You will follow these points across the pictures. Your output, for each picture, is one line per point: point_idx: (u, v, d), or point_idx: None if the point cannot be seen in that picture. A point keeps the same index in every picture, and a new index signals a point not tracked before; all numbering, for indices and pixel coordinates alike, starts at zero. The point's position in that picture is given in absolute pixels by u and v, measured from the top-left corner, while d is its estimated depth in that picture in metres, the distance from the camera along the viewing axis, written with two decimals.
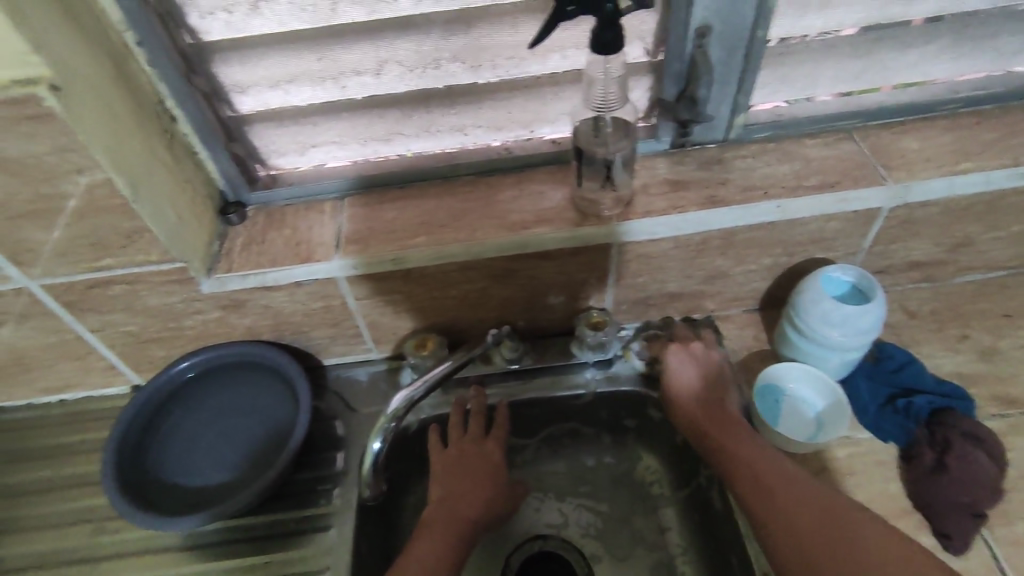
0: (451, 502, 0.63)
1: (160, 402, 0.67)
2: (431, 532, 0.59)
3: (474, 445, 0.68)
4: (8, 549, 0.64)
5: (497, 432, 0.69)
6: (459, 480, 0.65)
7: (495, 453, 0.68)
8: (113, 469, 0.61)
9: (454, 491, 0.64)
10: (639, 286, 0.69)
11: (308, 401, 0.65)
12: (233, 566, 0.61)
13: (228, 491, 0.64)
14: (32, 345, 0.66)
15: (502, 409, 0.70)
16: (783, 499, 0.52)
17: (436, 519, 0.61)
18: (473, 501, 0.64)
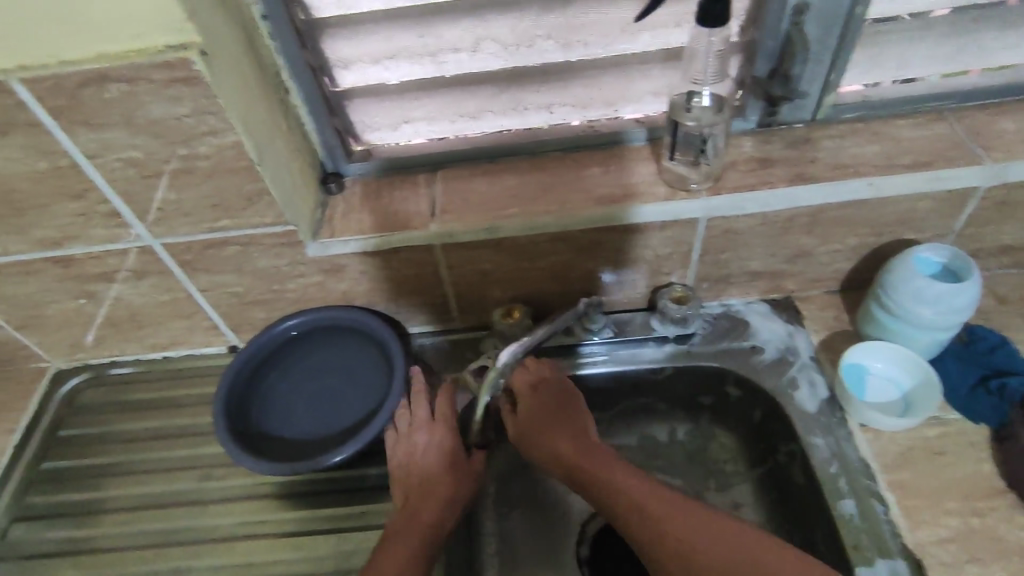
0: (418, 502, 0.61)
1: (265, 356, 0.71)
2: (397, 541, 0.58)
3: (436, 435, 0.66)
4: (123, 489, 0.69)
5: (446, 421, 0.68)
6: (421, 475, 0.64)
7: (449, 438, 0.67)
8: (224, 420, 0.66)
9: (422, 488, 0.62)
10: (722, 263, 0.70)
11: (402, 370, 0.67)
12: (330, 514, 0.65)
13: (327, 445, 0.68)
14: (145, 302, 0.71)
15: (447, 399, 0.69)
16: (651, 506, 0.56)
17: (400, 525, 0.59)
18: (440, 496, 0.62)
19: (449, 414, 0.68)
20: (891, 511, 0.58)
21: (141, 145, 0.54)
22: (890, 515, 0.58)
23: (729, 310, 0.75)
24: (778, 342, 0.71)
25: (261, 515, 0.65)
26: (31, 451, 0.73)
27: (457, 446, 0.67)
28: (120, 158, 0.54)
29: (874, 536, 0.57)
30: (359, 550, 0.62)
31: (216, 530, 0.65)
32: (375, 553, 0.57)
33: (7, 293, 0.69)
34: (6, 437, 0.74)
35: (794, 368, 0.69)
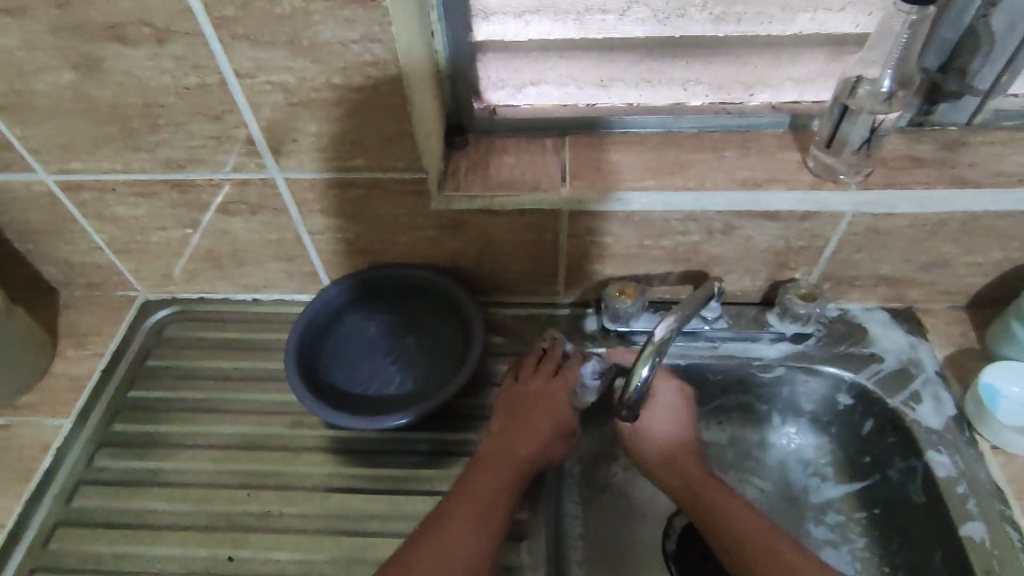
0: (474, 500, 0.57)
1: (332, 312, 0.68)
2: (444, 539, 0.54)
3: (527, 428, 0.64)
4: (210, 427, 0.67)
5: (538, 412, 0.65)
6: (491, 472, 0.60)
7: (535, 436, 0.64)
8: (296, 362, 0.63)
9: (486, 488, 0.58)
10: (853, 262, 0.67)
11: (481, 326, 0.65)
12: (422, 475, 0.63)
13: (394, 404, 0.65)
14: (251, 239, 0.69)
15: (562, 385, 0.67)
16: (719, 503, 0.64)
17: (453, 520, 0.56)
18: (504, 504, 0.58)
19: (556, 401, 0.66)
20: None
21: (297, 68, 0.52)
22: None
23: (846, 314, 0.72)
24: (900, 352, 0.68)
25: (354, 469, 0.63)
26: (117, 378, 0.71)
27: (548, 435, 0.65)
28: (272, 80, 0.53)
29: (1009, 563, 0.54)
30: None
31: (308, 479, 0.63)
32: (430, 527, 0.56)
33: (116, 214, 0.67)
34: (93, 361, 0.72)
35: (917, 381, 0.66)
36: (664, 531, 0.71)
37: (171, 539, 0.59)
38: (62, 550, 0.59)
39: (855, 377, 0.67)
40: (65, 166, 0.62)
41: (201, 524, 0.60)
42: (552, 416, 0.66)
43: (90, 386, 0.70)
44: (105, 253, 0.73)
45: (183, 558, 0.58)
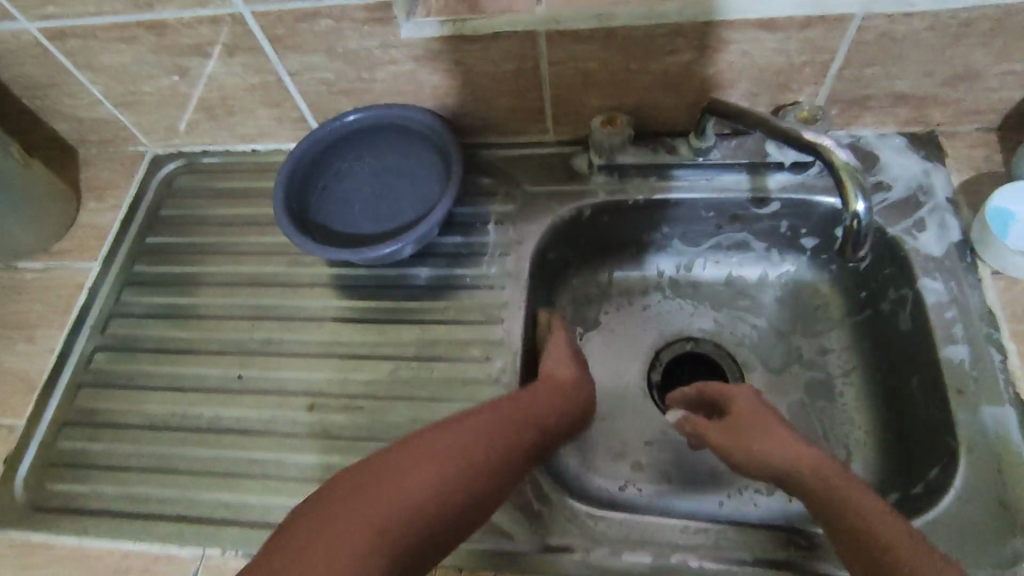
0: (445, 455, 0.46)
1: (321, 153, 0.69)
2: (382, 497, 0.41)
3: (531, 401, 0.55)
4: (221, 267, 0.72)
5: (549, 399, 0.56)
6: (472, 428, 0.50)
7: (532, 418, 0.54)
8: (284, 198, 0.65)
9: (467, 440, 0.48)
10: (864, 79, 0.61)
11: (458, 172, 0.64)
12: (407, 308, 0.66)
13: (377, 241, 0.67)
14: (236, 84, 0.70)
15: (580, 385, 0.60)
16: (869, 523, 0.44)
17: (406, 467, 0.44)
18: (480, 482, 0.47)
19: (571, 395, 0.59)
20: (1010, 360, 0.54)
21: None
22: (1007, 364, 0.54)
23: (857, 142, 0.66)
24: (910, 179, 0.63)
25: (348, 302, 0.67)
26: (135, 226, 0.77)
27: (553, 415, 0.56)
28: None
29: (985, 382, 0.53)
30: (440, 340, 0.63)
31: (306, 310, 0.68)
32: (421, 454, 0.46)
33: (104, 63, 0.68)
34: (112, 213, 0.77)
35: (924, 209, 0.62)
36: (651, 363, 0.72)
37: (189, 362, 0.66)
38: (100, 369, 0.67)
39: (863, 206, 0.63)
40: (44, 12, 0.62)
41: (215, 349, 0.67)
42: (564, 402, 0.58)
43: (112, 234, 0.76)
44: (107, 107, 0.75)
45: (202, 377, 0.65)
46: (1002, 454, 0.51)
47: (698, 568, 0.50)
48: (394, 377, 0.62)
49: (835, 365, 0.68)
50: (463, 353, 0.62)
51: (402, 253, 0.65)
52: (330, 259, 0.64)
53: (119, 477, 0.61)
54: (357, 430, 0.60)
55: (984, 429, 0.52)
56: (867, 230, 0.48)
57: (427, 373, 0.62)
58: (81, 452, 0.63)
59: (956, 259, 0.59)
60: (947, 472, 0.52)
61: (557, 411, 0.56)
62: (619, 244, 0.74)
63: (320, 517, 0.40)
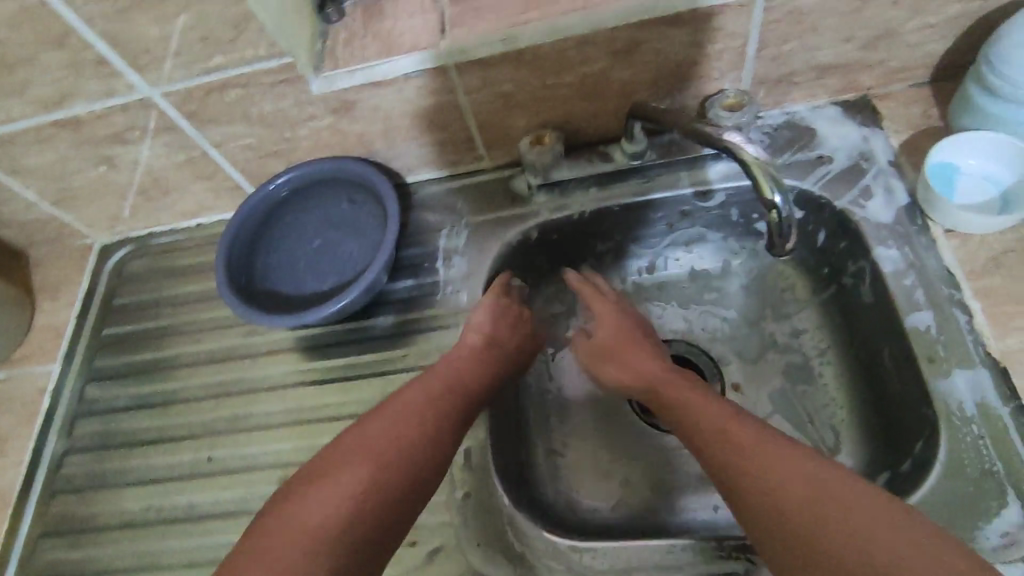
0: (370, 451, 0.49)
1: (259, 219, 0.68)
2: (309, 513, 0.44)
3: (449, 371, 0.57)
4: (179, 348, 0.71)
5: (471, 365, 0.58)
6: (390, 416, 0.52)
7: (454, 386, 0.56)
8: (226, 272, 0.64)
9: (385, 429, 0.50)
10: (784, 57, 0.59)
11: (395, 217, 0.63)
12: (367, 360, 0.65)
13: (326, 298, 0.66)
14: (164, 164, 0.69)
15: (499, 330, 0.61)
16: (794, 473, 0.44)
17: (339, 463, 0.48)
18: (410, 468, 0.49)
19: (489, 348, 0.60)
20: (975, 319, 0.52)
21: None
22: (974, 324, 0.52)
23: (793, 118, 0.65)
24: (851, 148, 0.62)
25: (309, 363, 0.66)
26: (91, 320, 0.76)
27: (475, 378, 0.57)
28: None
29: (954, 346, 0.52)
30: None
31: (268, 378, 0.66)
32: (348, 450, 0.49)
33: (30, 166, 0.68)
34: (66, 311, 0.77)
35: (869, 176, 0.61)
36: None
37: (159, 451, 0.65)
38: (72, 473, 0.66)
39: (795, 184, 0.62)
40: None
41: (183, 433, 0.66)
42: (483, 360, 0.59)
43: (68, 332, 0.75)
44: (43, 207, 0.74)
45: (172, 464, 0.64)
46: (981, 418, 0.49)
47: None
48: None
49: (810, 346, 0.67)
50: None
51: (352, 307, 0.64)
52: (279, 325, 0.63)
53: None
54: None
55: (959, 396, 0.50)
56: (789, 222, 0.48)
57: None
58: (62, 561, 0.62)
59: (910, 227, 0.57)
60: (930, 444, 0.51)
61: (477, 372, 0.58)
62: (575, 258, 0.73)
63: (258, 532, 0.44)
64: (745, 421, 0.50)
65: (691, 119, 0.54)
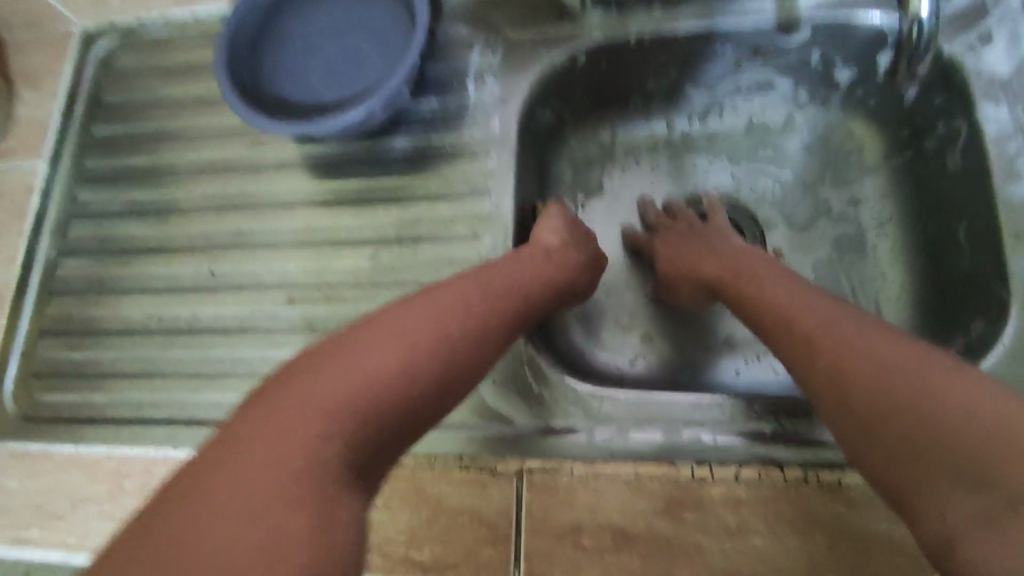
0: (410, 333, 0.40)
1: (264, 13, 0.59)
2: (336, 378, 0.36)
3: (508, 269, 0.49)
4: (175, 155, 0.65)
5: (533, 267, 0.50)
6: (440, 301, 0.43)
7: (507, 287, 0.47)
8: (226, 66, 0.56)
9: (432, 313, 0.42)
10: None
11: (424, 10, 0.54)
12: (383, 184, 0.59)
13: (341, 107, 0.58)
14: None
15: (570, 252, 0.54)
16: (888, 364, 0.36)
17: (364, 345, 0.38)
18: (450, 359, 0.40)
19: (560, 264, 0.52)
20: None
21: None
22: None
23: None
24: None
25: (319, 183, 0.60)
26: (78, 116, 0.68)
27: (532, 283, 0.49)
28: None
29: None
30: (422, 220, 0.57)
31: (272, 196, 0.61)
32: (370, 333, 0.39)
33: None
34: (50, 103, 0.69)
35: (991, 17, 0.51)
36: None
37: (159, 262, 0.62)
38: (68, 276, 0.63)
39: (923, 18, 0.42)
40: None
41: (184, 247, 0.61)
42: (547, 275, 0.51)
43: (54, 127, 0.68)
44: None
45: (172, 277, 0.61)
46: None
47: (712, 446, 0.47)
48: (374, 262, 0.57)
49: (869, 217, 0.61)
50: (449, 231, 0.56)
51: (369, 120, 0.56)
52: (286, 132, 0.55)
53: (105, 384, 0.59)
54: (341, 322, 0.56)
55: None
56: None
57: (411, 256, 0.56)
58: (64, 362, 0.60)
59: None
60: (993, 327, 0.47)
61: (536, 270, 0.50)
62: (622, 95, 0.64)
63: (252, 415, 0.35)
64: (817, 310, 0.43)
65: None
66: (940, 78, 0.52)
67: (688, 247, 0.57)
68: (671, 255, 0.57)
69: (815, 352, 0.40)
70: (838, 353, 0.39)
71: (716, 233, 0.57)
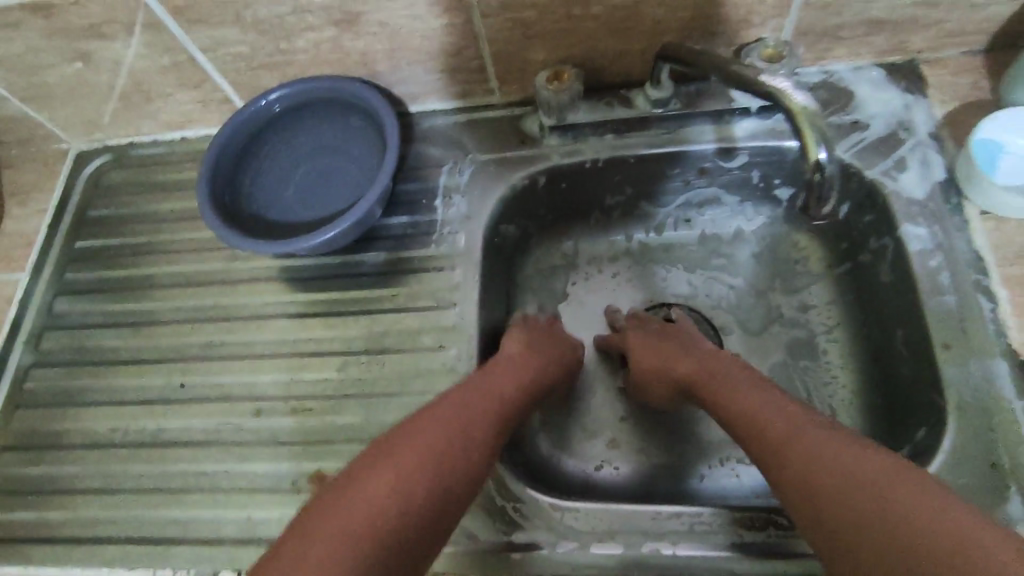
0: (408, 462, 0.42)
1: (246, 139, 0.63)
2: (344, 521, 0.38)
3: (498, 373, 0.53)
4: (155, 268, 0.67)
5: (522, 369, 0.54)
6: (432, 423, 0.46)
7: (494, 393, 0.51)
8: (209, 189, 0.60)
9: (426, 437, 0.44)
10: (834, 6, 0.54)
11: (395, 142, 0.59)
12: (353, 296, 0.61)
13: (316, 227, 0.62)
14: (147, 67, 0.64)
15: (548, 356, 0.58)
16: (867, 479, 0.37)
17: (364, 483, 0.41)
18: (449, 482, 0.43)
19: (546, 365, 0.57)
20: (1001, 309, 0.50)
21: None
22: (998, 313, 0.50)
23: (831, 79, 0.60)
24: (889, 116, 0.58)
25: (292, 296, 0.63)
26: (64, 230, 0.71)
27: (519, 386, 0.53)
28: None
29: (974, 334, 0.49)
30: (391, 331, 0.59)
31: (247, 307, 0.63)
32: (367, 472, 0.42)
33: None
34: (37, 217, 0.72)
35: (905, 147, 0.57)
36: None
37: (132, 373, 0.62)
38: (38, 386, 0.63)
39: (823, 164, 0.42)
40: None
41: (157, 357, 0.62)
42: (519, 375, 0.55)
43: (38, 241, 0.71)
44: (14, 103, 0.68)
45: (144, 388, 0.61)
46: (994, 411, 0.47)
47: (672, 556, 0.47)
48: (343, 373, 0.58)
49: (819, 323, 0.64)
50: (416, 343, 0.58)
51: (342, 239, 0.60)
52: (262, 252, 0.59)
53: (66, 499, 0.58)
54: (309, 433, 0.56)
55: (972, 385, 0.48)
56: (830, 183, 0.43)
57: (379, 367, 0.58)
58: (24, 477, 0.59)
59: (943, 206, 0.54)
60: (934, 433, 0.49)
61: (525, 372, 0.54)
62: (583, 210, 0.69)
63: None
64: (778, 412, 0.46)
65: (730, 60, 0.49)
66: (866, 199, 0.57)
67: (666, 348, 0.58)
68: (648, 354, 0.58)
69: (793, 486, 0.41)
70: (808, 450, 0.41)
71: (688, 336, 0.59)
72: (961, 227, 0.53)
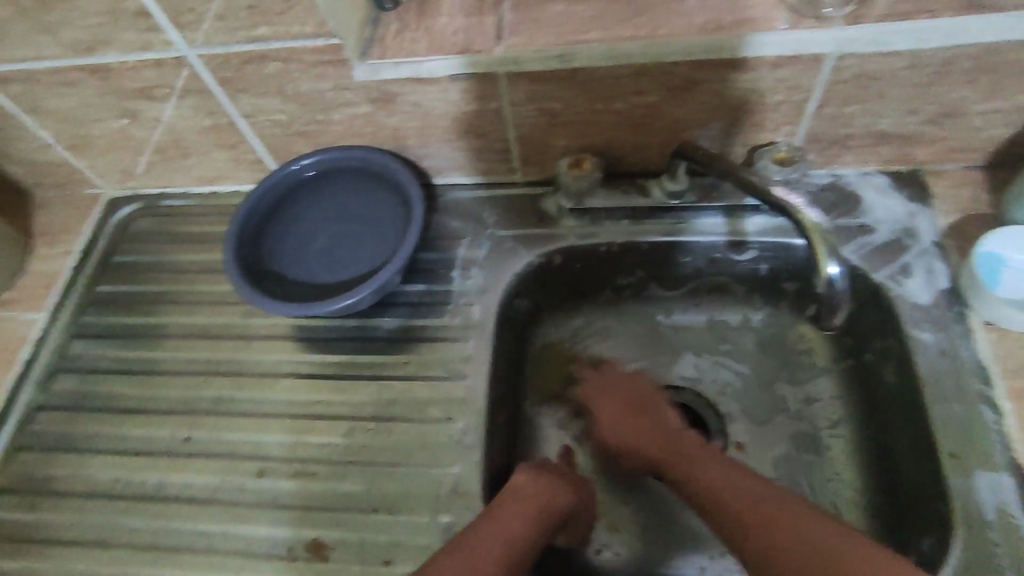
0: None
1: (275, 201, 0.66)
2: None
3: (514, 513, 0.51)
4: (173, 317, 0.68)
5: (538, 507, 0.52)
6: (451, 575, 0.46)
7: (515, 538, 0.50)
8: (235, 249, 0.62)
9: None
10: (844, 117, 0.57)
11: (419, 216, 0.61)
12: (365, 360, 0.62)
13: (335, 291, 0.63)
14: (188, 127, 0.67)
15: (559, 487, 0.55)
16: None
17: None
18: None
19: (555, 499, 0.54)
20: (1005, 421, 0.50)
21: None
22: (1003, 425, 0.50)
23: (839, 182, 0.63)
24: (894, 222, 0.60)
25: (305, 356, 0.63)
26: (87, 273, 0.73)
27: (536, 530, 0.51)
28: None
29: (979, 445, 0.50)
30: (400, 399, 0.60)
31: (260, 364, 0.64)
32: None
33: (49, 107, 0.65)
34: (63, 259, 0.73)
35: (910, 253, 0.59)
36: None
37: (137, 423, 0.62)
38: (42, 430, 0.63)
39: (832, 277, 0.45)
40: None
41: (164, 409, 0.63)
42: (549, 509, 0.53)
43: (60, 283, 0.72)
44: (56, 150, 0.71)
45: (148, 441, 0.61)
46: (999, 526, 0.47)
47: None
48: (349, 438, 0.58)
49: (823, 417, 0.64)
50: (423, 413, 0.59)
51: (360, 305, 0.61)
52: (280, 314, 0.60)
53: (57, 550, 0.57)
54: (312, 498, 0.56)
55: (978, 497, 0.48)
56: (838, 295, 0.45)
57: (385, 435, 0.58)
58: (18, 523, 0.59)
59: (948, 313, 0.55)
60: (940, 544, 0.49)
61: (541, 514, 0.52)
62: (594, 288, 0.70)
63: None
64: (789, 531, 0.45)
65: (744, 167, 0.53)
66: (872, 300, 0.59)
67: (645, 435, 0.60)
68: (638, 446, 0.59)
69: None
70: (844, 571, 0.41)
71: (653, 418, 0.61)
72: (966, 335, 0.54)
